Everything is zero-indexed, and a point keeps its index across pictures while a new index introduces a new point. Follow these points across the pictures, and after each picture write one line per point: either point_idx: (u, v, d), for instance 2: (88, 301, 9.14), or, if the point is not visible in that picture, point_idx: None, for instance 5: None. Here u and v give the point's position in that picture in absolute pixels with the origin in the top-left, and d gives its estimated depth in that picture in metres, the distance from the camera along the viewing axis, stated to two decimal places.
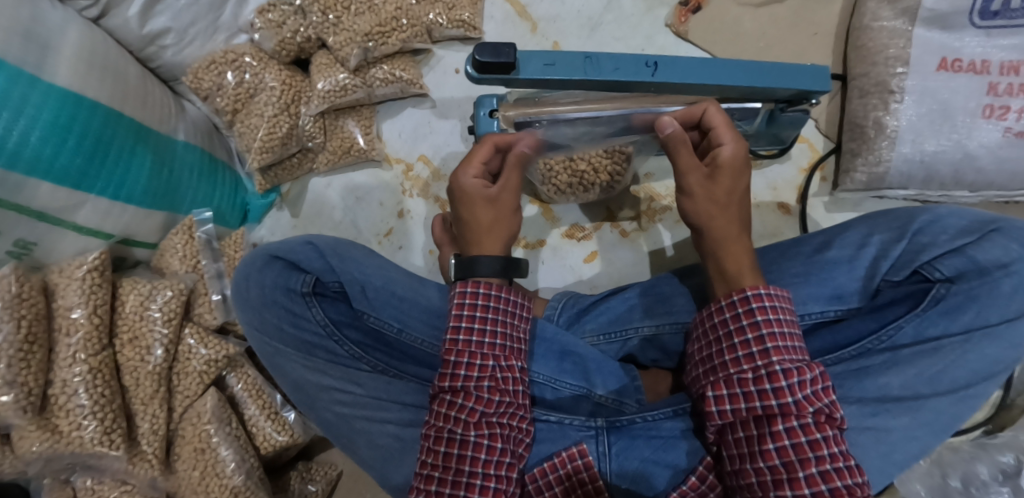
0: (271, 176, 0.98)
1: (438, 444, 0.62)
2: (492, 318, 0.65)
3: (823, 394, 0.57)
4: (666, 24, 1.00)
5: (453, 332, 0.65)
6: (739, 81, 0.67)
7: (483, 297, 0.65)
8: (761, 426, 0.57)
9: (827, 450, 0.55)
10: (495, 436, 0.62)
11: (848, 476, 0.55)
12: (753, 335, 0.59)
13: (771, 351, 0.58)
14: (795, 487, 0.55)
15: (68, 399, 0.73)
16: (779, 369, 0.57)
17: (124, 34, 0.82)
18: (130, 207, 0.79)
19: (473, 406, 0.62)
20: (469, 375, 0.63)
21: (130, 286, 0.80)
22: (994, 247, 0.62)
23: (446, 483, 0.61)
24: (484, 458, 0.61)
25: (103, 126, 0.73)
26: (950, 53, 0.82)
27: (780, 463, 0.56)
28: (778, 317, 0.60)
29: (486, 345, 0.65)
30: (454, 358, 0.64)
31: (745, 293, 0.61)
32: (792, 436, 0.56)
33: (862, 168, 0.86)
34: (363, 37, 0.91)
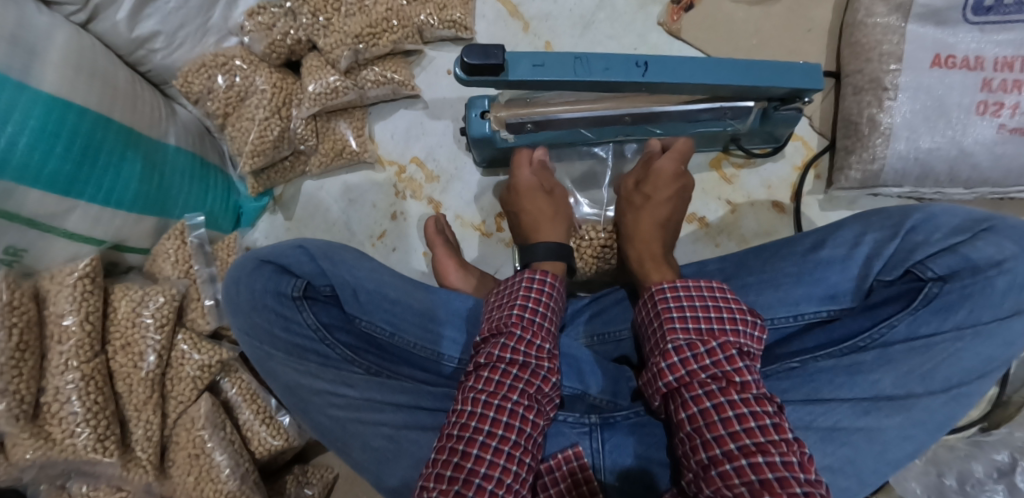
0: (264, 179, 0.97)
1: (486, 409, 0.59)
2: (551, 308, 0.68)
3: (726, 362, 0.59)
4: (658, 22, 0.99)
5: (518, 309, 0.66)
6: (729, 80, 0.67)
7: (550, 287, 0.69)
8: (675, 398, 0.60)
9: (732, 412, 0.56)
10: (536, 417, 0.61)
11: (761, 434, 0.54)
12: (657, 321, 0.64)
13: (667, 330, 0.63)
14: (707, 451, 0.55)
15: (60, 407, 0.73)
16: (669, 346, 0.61)
17: (113, 38, 0.82)
18: (121, 212, 0.79)
19: (530, 379, 0.62)
20: (530, 352, 0.63)
21: (122, 292, 0.80)
22: (988, 245, 0.61)
23: (487, 449, 0.57)
24: (524, 433, 0.59)
25: (92, 131, 0.72)
26: (944, 49, 0.82)
27: (692, 429, 0.57)
28: (687, 303, 0.64)
29: (542, 330, 0.66)
30: (518, 332, 0.64)
31: (651, 289, 0.67)
32: (698, 403, 0.58)
33: (856, 166, 0.86)
34: (354, 38, 0.90)
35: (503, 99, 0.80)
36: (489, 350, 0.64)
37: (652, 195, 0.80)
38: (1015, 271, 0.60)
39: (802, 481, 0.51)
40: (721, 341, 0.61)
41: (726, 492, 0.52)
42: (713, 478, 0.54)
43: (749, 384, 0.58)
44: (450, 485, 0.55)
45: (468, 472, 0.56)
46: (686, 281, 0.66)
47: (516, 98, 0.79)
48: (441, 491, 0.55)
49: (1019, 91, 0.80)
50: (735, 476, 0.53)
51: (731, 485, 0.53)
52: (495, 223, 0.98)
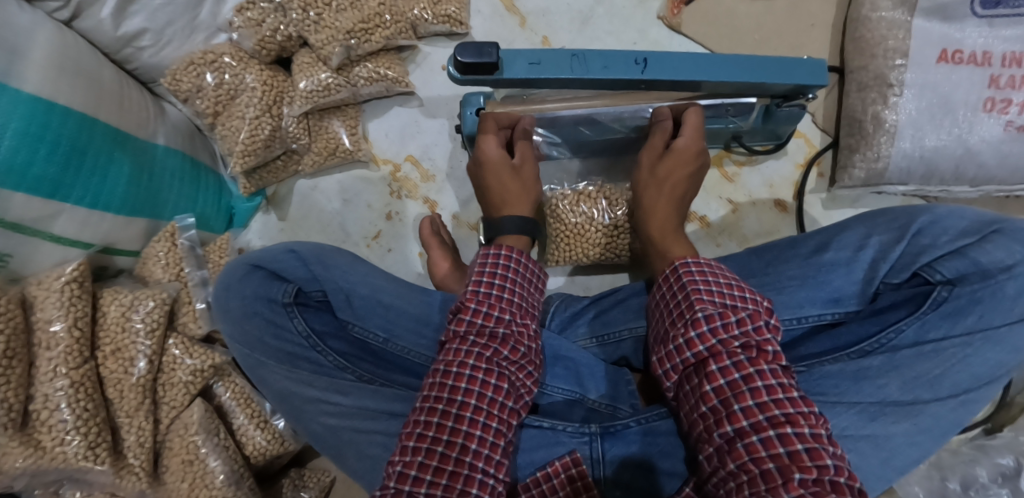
0: (256, 179, 0.95)
1: (445, 377, 0.59)
2: (513, 276, 0.66)
3: (755, 334, 0.58)
4: (658, 17, 0.97)
5: (474, 283, 0.64)
6: (732, 77, 0.65)
7: (510, 254, 0.66)
8: (698, 371, 0.58)
9: (761, 383, 0.55)
10: (505, 381, 0.60)
11: (789, 406, 0.54)
12: (681, 292, 0.62)
13: (694, 300, 0.60)
14: (735, 423, 0.55)
15: (50, 414, 0.72)
16: (700, 315, 0.58)
17: (99, 36, 0.79)
18: (109, 215, 0.77)
19: (488, 344, 0.60)
20: (489, 321, 0.62)
21: (111, 297, 0.79)
22: (997, 249, 0.60)
23: (447, 417, 0.57)
24: (489, 398, 0.58)
25: (77, 132, 0.70)
26: (951, 44, 0.80)
27: (719, 402, 0.56)
28: (709, 278, 0.61)
29: (504, 300, 0.64)
30: (473, 305, 0.63)
31: (674, 263, 0.64)
32: (725, 375, 0.56)
33: (860, 165, 0.84)
34: (345, 34, 0.88)
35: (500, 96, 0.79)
36: (451, 324, 0.63)
37: (665, 179, 0.75)
38: None
39: (831, 453, 0.52)
40: (749, 310, 0.59)
41: (752, 466, 0.52)
42: (738, 451, 0.53)
43: (777, 355, 0.57)
44: (415, 456, 0.55)
45: (432, 442, 0.56)
46: (706, 256, 0.63)
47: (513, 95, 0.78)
48: (405, 463, 0.55)
49: None
50: (762, 449, 0.53)
51: (758, 459, 0.52)
52: None
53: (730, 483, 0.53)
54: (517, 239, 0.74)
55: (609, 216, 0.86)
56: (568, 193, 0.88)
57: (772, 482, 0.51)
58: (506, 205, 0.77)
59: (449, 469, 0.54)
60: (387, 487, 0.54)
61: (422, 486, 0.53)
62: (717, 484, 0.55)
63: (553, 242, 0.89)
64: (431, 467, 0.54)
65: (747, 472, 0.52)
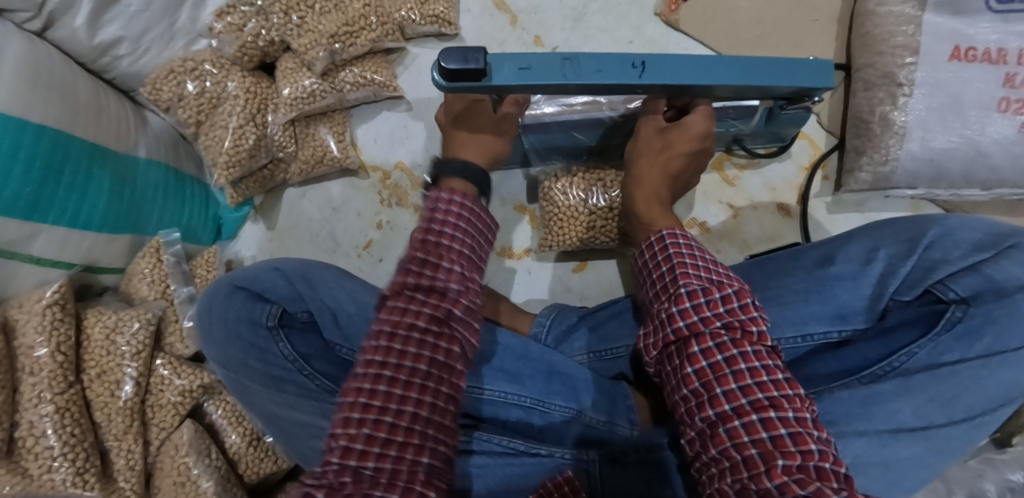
0: (242, 189, 0.92)
1: (390, 343, 0.54)
2: (465, 225, 0.60)
3: (741, 311, 0.54)
4: (654, 13, 0.93)
5: (422, 230, 0.59)
6: (736, 79, 0.61)
7: (464, 200, 0.59)
8: (680, 351, 0.55)
9: (745, 365, 0.51)
10: (451, 343, 0.56)
11: (774, 389, 0.50)
12: (665, 265, 0.58)
13: (680, 274, 0.56)
14: (716, 407, 0.51)
15: (35, 442, 0.70)
16: (683, 291, 0.55)
17: (72, 46, 0.76)
18: (90, 233, 0.74)
19: (438, 304, 0.56)
20: (438, 274, 0.57)
21: (96, 318, 0.77)
22: (1014, 265, 0.57)
23: (395, 385, 0.53)
24: (436, 361, 0.55)
25: (52, 151, 0.68)
26: (964, 41, 0.77)
27: (700, 385, 0.52)
28: (693, 252, 0.58)
29: (455, 248, 0.59)
30: (422, 256, 0.57)
31: (659, 234, 0.60)
32: (707, 356, 0.52)
33: (867, 168, 0.81)
34: (329, 38, 0.85)
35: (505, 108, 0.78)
36: (394, 278, 0.58)
37: (669, 148, 0.68)
38: None
39: (816, 439, 0.48)
40: (735, 286, 0.55)
41: (733, 451, 0.49)
42: (720, 436, 0.50)
43: (764, 335, 0.53)
44: (359, 429, 0.52)
45: (378, 413, 0.52)
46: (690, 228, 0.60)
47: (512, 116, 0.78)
48: (348, 436, 0.51)
49: None
50: (744, 433, 0.49)
51: (740, 445, 0.49)
52: None
53: (712, 469, 0.50)
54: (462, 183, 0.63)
55: (603, 199, 0.82)
56: (560, 174, 0.85)
57: (754, 469, 0.47)
58: (466, 145, 0.69)
59: (397, 440, 0.52)
60: (329, 462, 0.51)
61: (369, 460, 0.50)
62: (700, 470, 0.52)
63: (545, 227, 0.87)
64: (378, 439, 0.51)
65: (728, 459, 0.49)
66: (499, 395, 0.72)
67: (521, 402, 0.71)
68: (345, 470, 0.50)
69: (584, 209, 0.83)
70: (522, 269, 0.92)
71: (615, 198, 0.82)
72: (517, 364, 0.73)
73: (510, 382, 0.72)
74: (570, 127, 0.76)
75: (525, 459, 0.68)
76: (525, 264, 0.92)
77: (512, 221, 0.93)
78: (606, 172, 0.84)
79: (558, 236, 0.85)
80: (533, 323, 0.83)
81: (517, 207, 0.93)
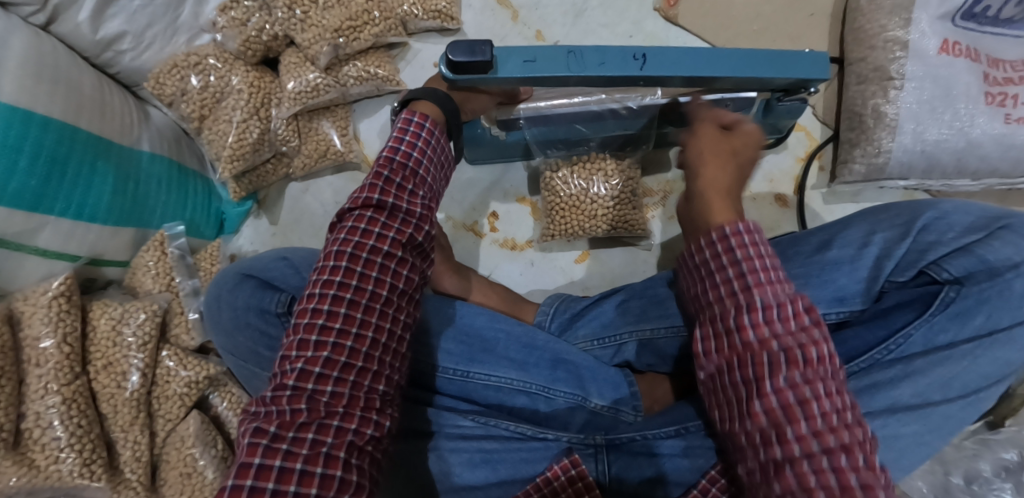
0: (245, 183, 0.92)
1: (353, 265, 0.56)
2: (429, 154, 0.63)
3: (817, 331, 0.48)
4: (654, 8, 0.95)
5: (389, 149, 0.61)
6: (736, 72, 0.63)
7: (431, 129, 0.63)
8: (748, 379, 0.49)
9: (820, 404, 0.46)
10: (410, 269, 0.60)
11: (848, 437, 0.45)
12: (731, 270, 0.51)
13: (751, 282, 0.50)
14: (784, 450, 0.46)
15: (42, 433, 0.70)
16: (756, 302, 0.49)
17: (76, 40, 0.77)
18: (95, 226, 0.75)
19: (401, 228, 0.59)
20: (403, 195, 0.60)
21: (101, 310, 0.77)
22: (1005, 246, 0.59)
23: (357, 308, 0.55)
24: (396, 287, 0.58)
25: (58, 143, 0.68)
26: (951, 36, 0.79)
27: (767, 421, 0.47)
28: (764, 260, 0.51)
29: (415, 174, 0.62)
30: (387, 176, 0.60)
31: (723, 228, 0.53)
32: (779, 390, 0.47)
33: (860, 160, 0.83)
34: (333, 33, 0.86)
35: (488, 124, 0.78)
36: (356, 195, 0.59)
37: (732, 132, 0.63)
38: None
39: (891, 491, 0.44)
40: (808, 304, 0.49)
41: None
42: (785, 479, 0.45)
43: (838, 361, 0.48)
44: (318, 353, 0.54)
45: (339, 336, 0.54)
46: (759, 225, 0.53)
47: (503, 122, 0.76)
48: (307, 359, 0.53)
49: (1021, 82, 0.79)
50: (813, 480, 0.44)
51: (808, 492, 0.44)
52: (487, 223, 0.94)
53: None
54: (433, 108, 0.65)
55: (604, 188, 0.85)
56: (561, 163, 0.86)
57: None
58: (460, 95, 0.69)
59: (357, 364, 0.55)
60: (284, 387, 0.53)
61: (329, 384, 0.53)
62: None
63: (547, 217, 0.88)
64: (338, 363, 0.54)
65: None
66: (505, 381, 0.72)
67: (526, 389, 0.72)
68: (301, 397, 0.52)
69: (593, 197, 0.85)
70: (525, 261, 0.93)
71: (617, 187, 0.85)
72: (522, 352, 0.74)
73: (516, 370, 0.73)
74: (571, 118, 0.77)
75: (532, 443, 0.68)
76: (528, 255, 0.93)
77: (514, 213, 0.94)
78: (607, 162, 0.85)
79: (562, 226, 0.86)
80: (536, 312, 0.84)
81: (519, 199, 0.94)
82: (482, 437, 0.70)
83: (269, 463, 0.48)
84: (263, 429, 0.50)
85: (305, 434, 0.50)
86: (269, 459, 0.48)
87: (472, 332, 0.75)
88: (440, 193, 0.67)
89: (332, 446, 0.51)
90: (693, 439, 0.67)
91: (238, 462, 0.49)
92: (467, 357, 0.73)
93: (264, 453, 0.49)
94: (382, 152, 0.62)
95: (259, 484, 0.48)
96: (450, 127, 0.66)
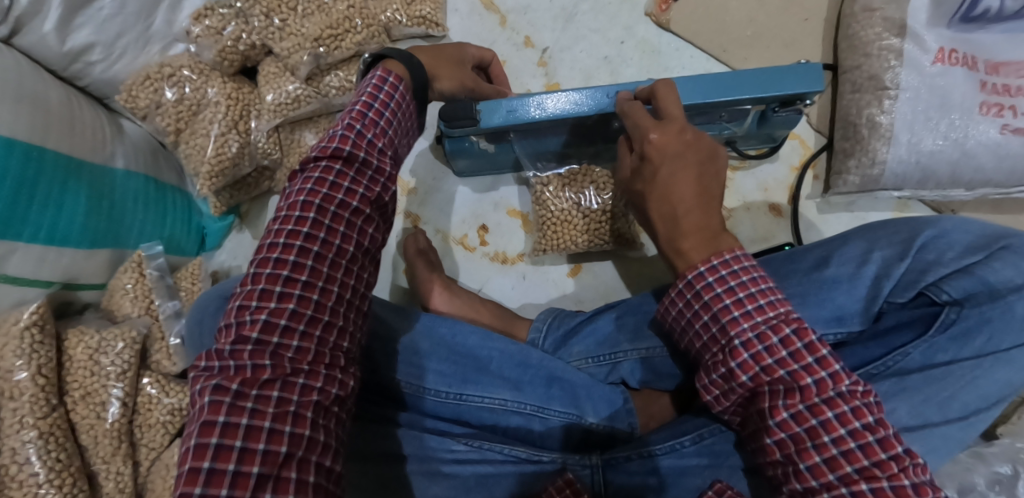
0: (227, 197, 0.89)
1: (321, 217, 0.53)
2: (400, 114, 0.61)
3: (806, 354, 0.50)
4: (644, 13, 0.93)
5: (361, 104, 0.58)
6: (717, 94, 0.64)
7: (400, 85, 0.60)
8: (759, 417, 0.53)
9: (827, 436, 0.49)
10: (375, 228, 0.58)
11: (864, 457, 0.48)
12: (707, 316, 0.55)
13: (726, 324, 0.53)
14: (802, 482, 0.50)
15: (19, 469, 0.67)
16: (735, 345, 0.52)
17: (43, 53, 0.72)
18: (68, 249, 0.71)
19: (370, 186, 0.57)
20: (373, 153, 0.58)
21: (77, 338, 0.74)
22: (1005, 266, 0.58)
23: (323, 262, 0.53)
24: (359, 245, 0.56)
25: (25, 165, 0.65)
26: (947, 44, 0.78)
27: (782, 456, 0.51)
28: (744, 293, 0.53)
29: (387, 132, 0.60)
30: (359, 131, 0.57)
31: (687, 277, 0.56)
32: (784, 429, 0.51)
33: (855, 171, 0.82)
34: (313, 41, 0.82)
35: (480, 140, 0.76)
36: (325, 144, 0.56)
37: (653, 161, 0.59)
38: None
39: None
40: (792, 328, 0.51)
41: None
42: None
43: (839, 376, 0.50)
44: (283, 304, 0.51)
45: (304, 290, 0.51)
46: (728, 255, 0.54)
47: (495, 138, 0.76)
48: (270, 311, 0.50)
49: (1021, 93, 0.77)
50: None
51: None
52: (477, 236, 0.92)
53: None
54: (401, 66, 0.62)
55: (597, 200, 0.82)
56: (553, 177, 0.84)
57: None
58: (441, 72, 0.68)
59: (321, 318, 0.52)
60: (246, 342, 0.49)
61: (294, 338, 0.50)
62: None
63: (540, 230, 0.86)
64: (304, 317, 0.51)
65: None
66: (499, 402, 0.71)
67: (522, 409, 0.71)
68: (264, 353, 0.49)
69: (585, 210, 0.82)
70: (516, 275, 0.91)
71: (608, 200, 0.82)
72: (517, 370, 0.73)
73: (510, 389, 0.71)
74: (563, 131, 0.75)
75: (528, 466, 0.67)
76: (520, 268, 0.91)
77: (504, 225, 0.92)
78: (599, 172, 0.83)
79: (552, 238, 0.84)
80: (530, 329, 0.83)
81: (509, 210, 0.92)
82: (477, 461, 0.67)
83: (234, 422, 0.45)
84: (223, 388, 0.47)
85: (270, 392, 0.47)
86: (234, 417, 0.46)
87: (466, 352, 0.73)
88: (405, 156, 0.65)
89: (299, 405, 0.48)
90: (692, 458, 0.66)
91: (198, 421, 0.46)
92: (460, 378, 0.71)
93: (228, 411, 0.46)
94: (352, 106, 0.59)
95: (224, 444, 0.45)
96: (415, 87, 0.63)
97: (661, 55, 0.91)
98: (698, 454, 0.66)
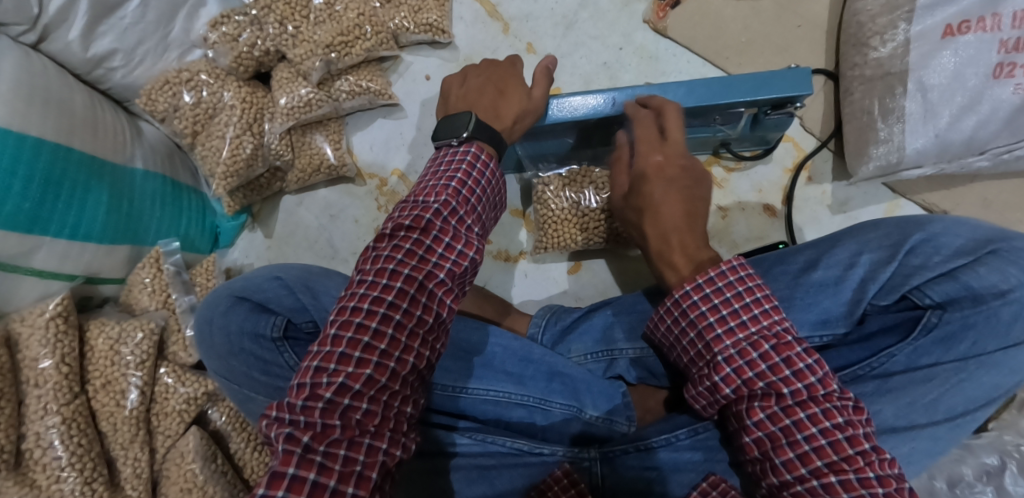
0: (240, 197, 0.93)
1: (400, 268, 0.55)
2: (482, 189, 0.63)
3: (785, 366, 0.53)
4: (643, 20, 0.96)
5: (445, 179, 0.61)
6: (716, 97, 0.67)
7: (489, 165, 0.63)
8: (739, 420, 0.56)
9: (801, 436, 0.52)
10: (454, 299, 0.59)
11: (834, 453, 0.51)
12: (693, 332, 0.59)
13: (710, 341, 0.57)
14: (778, 476, 0.53)
15: (43, 453, 0.71)
16: (718, 358, 0.56)
17: (67, 58, 0.76)
18: (90, 245, 0.75)
19: (457, 259, 0.59)
20: (460, 227, 0.60)
21: (98, 329, 0.78)
22: (991, 272, 0.59)
23: (402, 331, 0.54)
24: (438, 315, 0.57)
25: (51, 164, 0.68)
26: (955, 18, 0.79)
27: (760, 453, 0.55)
28: (728, 310, 0.56)
29: (470, 205, 0.62)
30: (442, 207, 0.59)
31: (673, 297, 0.60)
32: (762, 429, 0.54)
33: (881, 155, 0.83)
34: (325, 48, 0.87)
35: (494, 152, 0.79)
36: (419, 213, 0.59)
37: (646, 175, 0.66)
38: (1020, 301, 0.58)
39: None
40: (772, 340, 0.54)
41: None
42: None
43: (814, 385, 0.52)
44: (360, 369, 0.51)
45: (372, 338, 0.53)
46: (713, 271, 0.58)
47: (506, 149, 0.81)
48: (347, 374, 0.51)
49: None
50: None
51: None
52: None
53: None
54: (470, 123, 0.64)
55: (597, 200, 0.85)
56: (554, 179, 0.87)
57: None
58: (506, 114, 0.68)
59: (393, 387, 0.53)
60: (318, 401, 0.49)
61: (363, 401, 0.50)
62: None
63: (540, 229, 0.89)
64: (387, 370, 0.53)
65: None
66: (503, 396, 0.73)
67: (523, 402, 0.73)
68: (333, 413, 0.49)
69: (585, 210, 0.85)
70: (517, 273, 0.95)
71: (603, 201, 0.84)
72: (519, 365, 0.75)
73: (513, 383, 0.74)
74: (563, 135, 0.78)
75: (528, 458, 0.69)
76: (522, 266, 0.95)
77: (506, 226, 0.96)
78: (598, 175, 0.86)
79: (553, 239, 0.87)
80: (530, 324, 0.86)
81: (512, 212, 0.96)
82: (478, 453, 0.70)
83: (301, 475, 0.45)
84: (295, 437, 0.47)
85: (337, 449, 0.47)
86: (302, 470, 0.45)
87: (469, 347, 0.76)
88: (488, 228, 0.69)
89: (363, 466, 0.48)
90: (686, 454, 0.69)
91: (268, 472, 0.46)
92: (465, 373, 0.74)
93: (297, 463, 0.46)
94: (443, 180, 0.61)
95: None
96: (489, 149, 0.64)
97: (659, 61, 0.95)
98: (692, 448, 0.68)
